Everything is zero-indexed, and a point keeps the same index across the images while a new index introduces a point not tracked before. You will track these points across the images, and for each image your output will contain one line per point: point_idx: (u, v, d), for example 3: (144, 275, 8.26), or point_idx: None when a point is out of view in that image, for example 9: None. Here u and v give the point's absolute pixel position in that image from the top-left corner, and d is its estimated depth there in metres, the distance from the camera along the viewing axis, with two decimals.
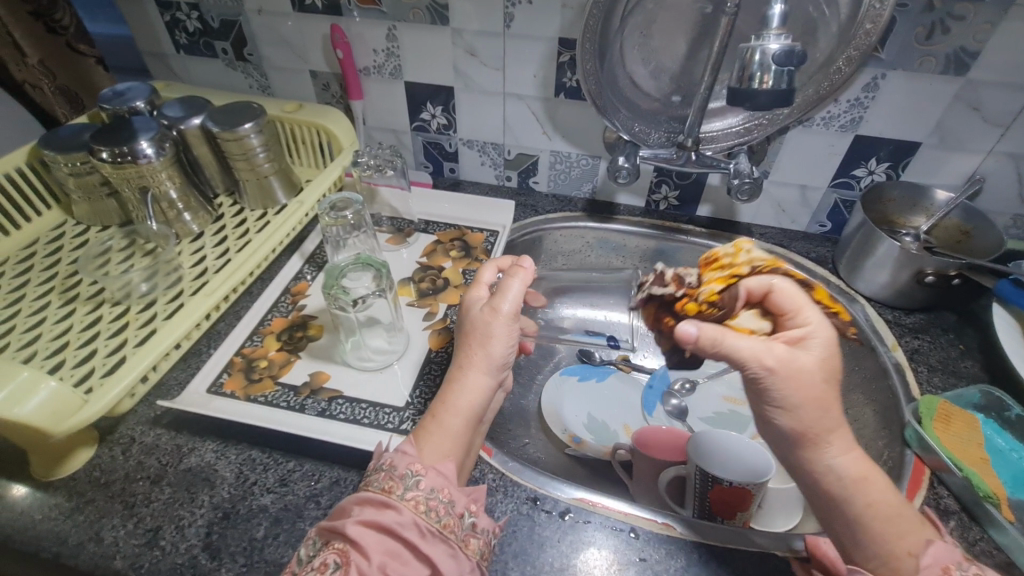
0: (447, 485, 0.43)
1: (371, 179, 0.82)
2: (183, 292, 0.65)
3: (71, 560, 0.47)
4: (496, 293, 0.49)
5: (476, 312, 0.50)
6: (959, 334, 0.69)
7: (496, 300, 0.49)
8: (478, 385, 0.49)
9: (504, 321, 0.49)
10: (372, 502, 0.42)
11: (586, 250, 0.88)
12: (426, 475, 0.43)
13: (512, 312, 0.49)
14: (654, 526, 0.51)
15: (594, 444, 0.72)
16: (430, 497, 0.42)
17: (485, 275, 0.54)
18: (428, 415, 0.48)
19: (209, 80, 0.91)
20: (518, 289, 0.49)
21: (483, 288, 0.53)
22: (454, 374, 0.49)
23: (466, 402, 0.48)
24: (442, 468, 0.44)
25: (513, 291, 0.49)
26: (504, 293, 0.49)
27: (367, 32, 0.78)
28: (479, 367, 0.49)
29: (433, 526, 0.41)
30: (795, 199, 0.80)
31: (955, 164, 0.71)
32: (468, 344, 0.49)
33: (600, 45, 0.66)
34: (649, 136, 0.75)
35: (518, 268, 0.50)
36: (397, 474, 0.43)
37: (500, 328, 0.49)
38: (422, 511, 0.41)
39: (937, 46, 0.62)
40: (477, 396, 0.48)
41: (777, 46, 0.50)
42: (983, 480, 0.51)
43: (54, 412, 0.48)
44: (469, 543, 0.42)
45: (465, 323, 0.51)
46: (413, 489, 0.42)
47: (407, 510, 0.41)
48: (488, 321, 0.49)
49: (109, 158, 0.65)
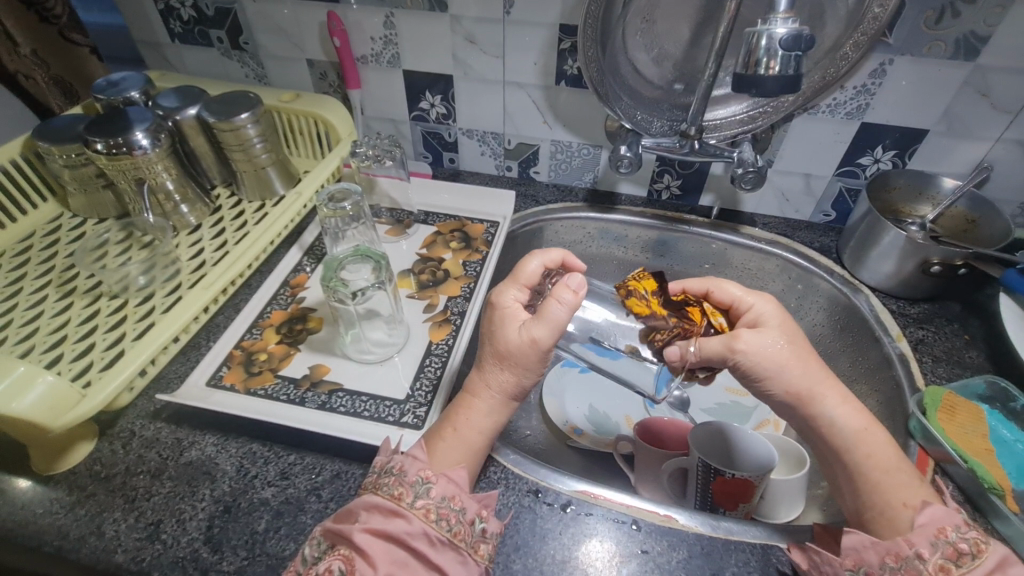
0: (458, 493, 0.43)
1: (370, 169, 0.82)
2: (180, 285, 0.64)
3: (72, 554, 0.47)
4: (536, 317, 0.46)
5: (512, 335, 0.47)
6: (965, 324, 0.68)
7: (535, 329, 0.46)
8: (499, 407, 0.49)
9: (540, 352, 0.46)
10: (380, 509, 0.42)
11: (587, 240, 0.87)
12: (437, 483, 0.43)
13: (549, 341, 0.46)
14: (657, 518, 0.50)
15: (594, 435, 0.72)
16: (441, 505, 0.42)
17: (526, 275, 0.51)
18: (447, 424, 0.49)
19: (206, 69, 0.90)
20: (564, 321, 0.46)
21: (515, 295, 0.50)
22: (478, 390, 0.49)
23: (490, 420, 0.49)
24: (454, 476, 0.44)
25: (557, 322, 0.46)
26: (546, 319, 0.46)
27: (365, 20, 0.77)
28: (504, 388, 0.48)
29: (444, 535, 0.41)
30: (799, 188, 0.79)
31: (962, 151, 0.70)
32: (498, 366, 0.48)
33: (602, 32, 0.65)
34: (652, 124, 0.73)
35: (566, 289, 0.46)
36: (408, 480, 0.43)
37: (535, 356, 0.47)
38: (432, 520, 0.41)
39: (946, 31, 0.61)
40: (497, 415, 0.49)
41: (784, 30, 0.49)
42: (987, 472, 0.51)
43: (53, 406, 0.47)
44: (479, 549, 0.42)
45: (497, 344, 0.48)
46: (424, 498, 0.42)
47: (417, 519, 0.41)
48: (524, 351, 0.46)
49: (105, 149, 0.64)
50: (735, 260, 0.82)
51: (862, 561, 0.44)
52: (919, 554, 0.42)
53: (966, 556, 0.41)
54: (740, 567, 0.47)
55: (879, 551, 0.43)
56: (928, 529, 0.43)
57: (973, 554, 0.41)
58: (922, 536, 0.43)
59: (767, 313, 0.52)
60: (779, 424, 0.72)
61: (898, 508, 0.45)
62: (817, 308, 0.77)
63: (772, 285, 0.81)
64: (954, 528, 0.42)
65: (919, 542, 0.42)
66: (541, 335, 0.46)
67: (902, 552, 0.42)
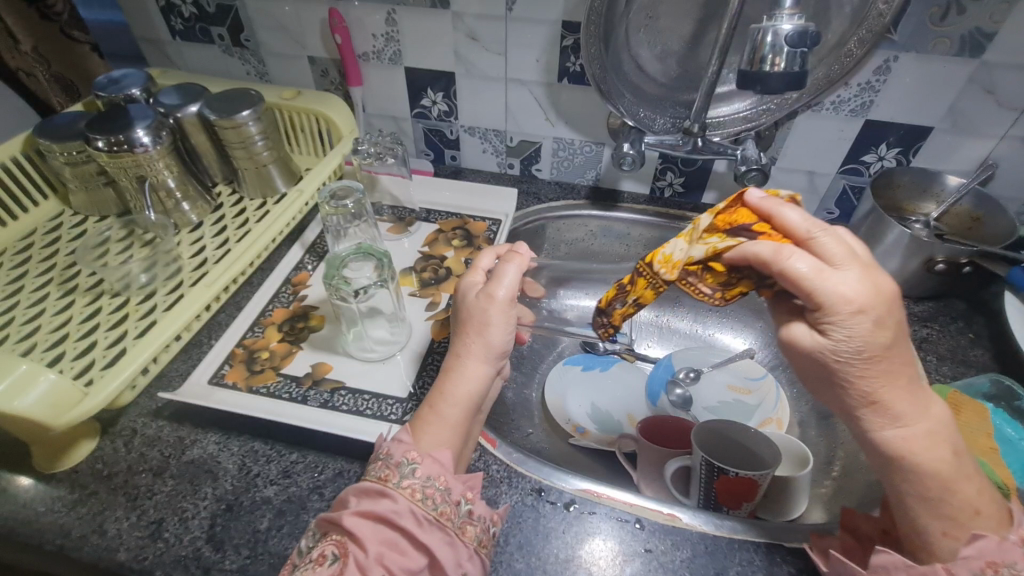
0: (443, 473, 0.43)
1: (372, 167, 0.81)
2: (182, 282, 0.64)
3: (75, 552, 0.47)
4: (492, 279, 0.49)
5: (472, 299, 0.49)
6: (970, 322, 0.68)
7: (491, 286, 0.48)
8: (477, 374, 0.48)
9: (500, 307, 0.48)
10: (367, 492, 0.42)
11: (590, 238, 0.87)
12: (422, 463, 0.43)
13: (508, 297, 0.48)
14: (660, 517, 0.50)
15: (598, 433, 0.72)
16: (427, 485, 0.42)
17: (481, 261, 0.54)
18: (426, 405, 0.48)
19: (206, 67, 0.89)
20: (514, 274, 0.49)
21: (477, 273, 0.52)
22: (451, 363, 0.49)
23: (465, 391, 0.47)
24: (439, 456, 0.44)
25: (510, 276, 0.48)
26: (500, 277, 0.49)
27: (366, 17, 0.76)
28: (478, 356, 0.48)
29: (429, 514, 0.41)
30: (802, 185, 0.79)
31: (967, 149, 0.70)
32: (465, 335, 0.49)
33: (605, 29, 0.64)
34: (655, 122, 0.73)
35: (514, 254, 0.51)
36: (394, 462, 0.43)
37: (497, 313, 0.48)
38: (418, 499, 0.41)
39: (952, 28, 0.60)
40: (475, 384, 0.47)
41: (790, 26, 0.49)
42: (992, 470, 0.52)
43: (54, 404, 0.47)
44: (466, 530, 0.42)
45: (461, 313, 0.50)
46: (409, 478, 0.42)
47: (403, 498, 0.41)
48: (483, 306, 0.48)
49: (105, 146, 0.64)
50: None
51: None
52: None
53: None
54: (744, 566, 0.47)
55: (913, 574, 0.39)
56: (975, 562, 0.38)
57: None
58: (968, 567, 0.38)
59: (847, 313, 0.37)
60: (782, 422, 0.71)
61: (940, 536, 0.40)
62: None
63: None
64: (1011, 561, 0.37)
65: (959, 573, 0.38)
66: (499, 294, 0.48)
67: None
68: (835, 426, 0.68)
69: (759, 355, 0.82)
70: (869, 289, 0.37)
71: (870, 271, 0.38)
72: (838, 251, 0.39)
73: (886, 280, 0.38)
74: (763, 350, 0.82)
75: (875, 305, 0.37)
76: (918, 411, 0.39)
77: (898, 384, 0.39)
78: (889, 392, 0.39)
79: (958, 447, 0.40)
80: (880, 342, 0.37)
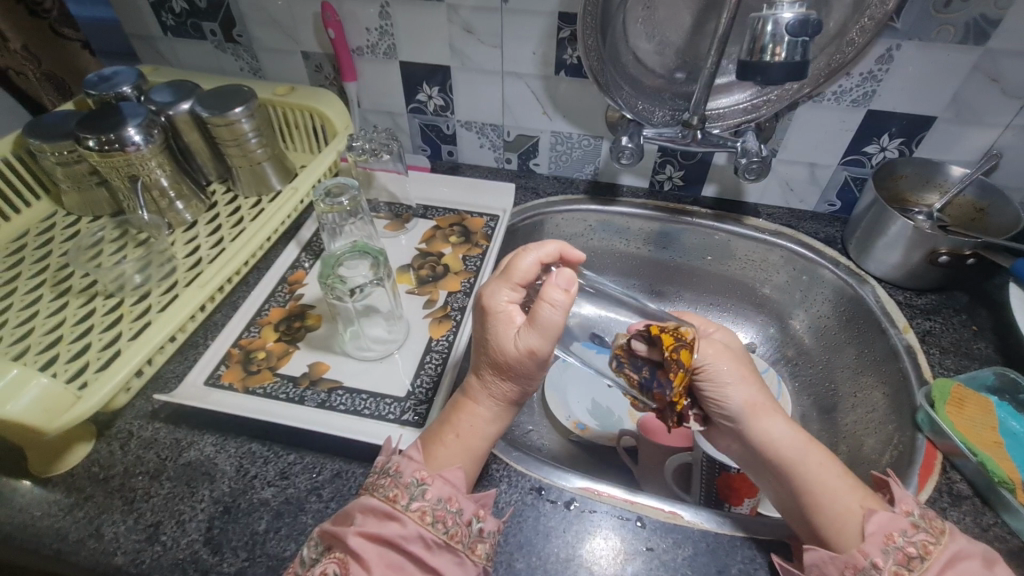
0: (455, 494, 0.43)
1: (368, 163, 0.80)
2: (177, 283, 0.63)
3: (72, 556, 0.47)
4: (531, 327, 0.43)
5: (508, 343, 0.44)
6: (973, 314, 0.67)
7: (532, 341, 0.43)
8: (499, 411, 0.48)
9: (539, 361, 0.44)
10: (374, 513, 0.41)
11: (589, 233, 0.86)
12: (432, 484, 0.43)
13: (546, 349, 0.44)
14: (662, 515, 0.50)
15: (598, 430, 0.71)
16: (437, 506, 0.42)
17: (522, 268, 0.47)
18: (443, 433, 0.48)
19: (199, 63, 0.88)
20: (559, 329, 0.43)
21: (510, 292, 0.47)
22: (476, 397, 0.48)
23: (489, 427, 0.48)
24: (450, 477, 0.44)
25: (553, 331, 0.43)
26: (540, 325, 0.43)
27: (359, 10, 0.75)
28: (503, 396, 0.48)
29: (439, 538, 0.41)
30: (804, 177, 0.78)
31: (971, 139, 0.69)
32: (494, 374, 0.46)
33: (602, 19, 0.63)
34: (654, 115, 0.71)
35: (555, 290, 0.42)
36: (402, 482, 0.43)
37: (534, 367, 0.45)
38: (428, 522, 0.41)
39: (956, 14, 0.59)
40: (498, 420, 0.49)
41: (791, 15, 0.48)
42: (998, 466, 0.50)
43: (47, 408, 0.47)
44: (476, 549, 0.42)
45: (491, 352, 0.46)
46: (419, 499, 0.42)
47: (411, 522, 0.41)
48: (523, 361, 0.44)
49: (96, 146, 0.63)
50: (738, 252, 0.81)
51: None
52: (874, 563, 0.41)
53: (916, 561, 0.40)
54: (746, 564, 0.47)
55: (838, 565, 0.42)
56: (878, 537, 0.42)
57: (922, 557, 0.40)
58: (874, 544, 0.42)
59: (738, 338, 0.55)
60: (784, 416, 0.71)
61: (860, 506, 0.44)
62: (823, 299, 0.76)
63: (777, 277, 0.81)
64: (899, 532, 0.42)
65: (872, 551, 0.41)
66: (536, 345, 0.44)
67: (858, 565, 0.41)
68: (838, 419, 0.69)
69: (760, 350, 0.82)
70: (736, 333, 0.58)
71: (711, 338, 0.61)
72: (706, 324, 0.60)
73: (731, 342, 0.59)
74: (765, 345, 0.82)
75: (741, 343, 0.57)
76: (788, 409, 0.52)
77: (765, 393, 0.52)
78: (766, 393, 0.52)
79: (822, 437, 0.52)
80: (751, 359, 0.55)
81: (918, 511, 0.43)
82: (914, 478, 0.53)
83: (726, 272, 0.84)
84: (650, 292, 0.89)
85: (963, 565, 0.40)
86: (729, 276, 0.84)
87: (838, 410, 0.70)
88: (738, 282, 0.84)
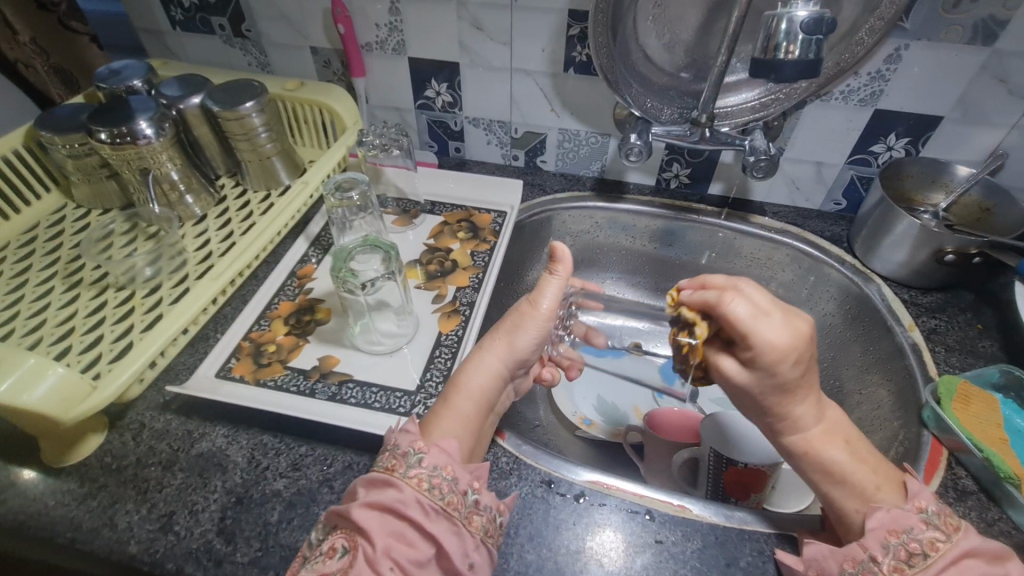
0: (450, 462, 0.43)
1: (377, 158, 0.81)
2: (187, 276, 0.64)
3: (86, 545, 0.47)
4: (536, 290, 0.53)
5: (517, 304, 0.54)
6: (978, 313, 0.68)
7: (535, 296, 0.53)
8: (493, 371, 0.52)
9: (539, 316, 0.53)
10: (377, 483, 0.42)
11: (596, 230, 0.86)
12: (428, 453, 0.43)
13: (548, 308, 0.52)
14: (671, 508, 0.50)
15: (604, 426, 0.73)
16: (433, 474, 0.42)
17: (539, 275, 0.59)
18: (440, 397, 0.50)
19: (207, 58, 0.88)
20: (557, 290, 0.52)
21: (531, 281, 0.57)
22: (474, 357, 0.52)
23: (477, 384, 0.50)
24: (445, 446, 0.44)
25: (551, 292, 0.52)
26: (541, 289, 0.52)
27: (369, 6, 0.75)
28: (500, 353, 0.52)
29: (436, 503, 0.41)
30: (810, 176, 0.78)
31: (977, 139, 0.69)
32: (497, 332, 0.53)
33: (613, 17, 0.63)
34: (662, 112, 0.71)
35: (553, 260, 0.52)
36: (401, 452, 0.43)
37: (533, 322, 0.52)
38: (425, 489, 0.41)
39: (964, 15, 0.60)
40: (489, 381, 0.51)
41: (805, 13, 0.48)
42: (1004, 462, 0.51)
43: (63, 398, 0.47)
44: (473, 520, 0.42)
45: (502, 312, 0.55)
46: (415, 467, 0.42)
47: (409, 488, 0.41)
48: (523, 313, 0.53)
49: (108, 138, 0.63)
50: (744, 250, 0.82)
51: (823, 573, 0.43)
52: (873, 557, 0.41)
53: (918, 556, 0.40)
54: (754, 557, 0.47)
55: (837, 559, 0.43)
56: (878, 532, 0.42)
57: (926, 554, 0.40)
58: (874, 538, 0.42)
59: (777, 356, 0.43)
60: None
61: (854, 513, 0.45)
62: (828, 298, 0.77)
63: (782, 275, 0.81)
64: (908, 528, 0.42)
65: (871, 545, 0.42)
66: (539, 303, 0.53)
67: (857, 557, 0.42)
68: (843, 416, 0.70)
69: None
70: (791, 333, 0.43)
71: (789, 314, 0.44)
72: (763, 299, 0.45)
73: (804, 322, 0.44)
74: None
75: (798, 348, 0.43)
76: (816, 416, 0.47)
77: (785, 406, 0.46)
78: (799, 408, 0.46)
79: (851, 437, 0.47)
80: (794, 377, 0.44)
81: (931, 508, 0.43)
82: (920, 474, 0.53)
83: (732, 270, 0.84)
84: (655, 289, 0.89)
85: (968, 563, 0.39)
86: (735, 274, 0.84)
87: (843, 407, 0.71)
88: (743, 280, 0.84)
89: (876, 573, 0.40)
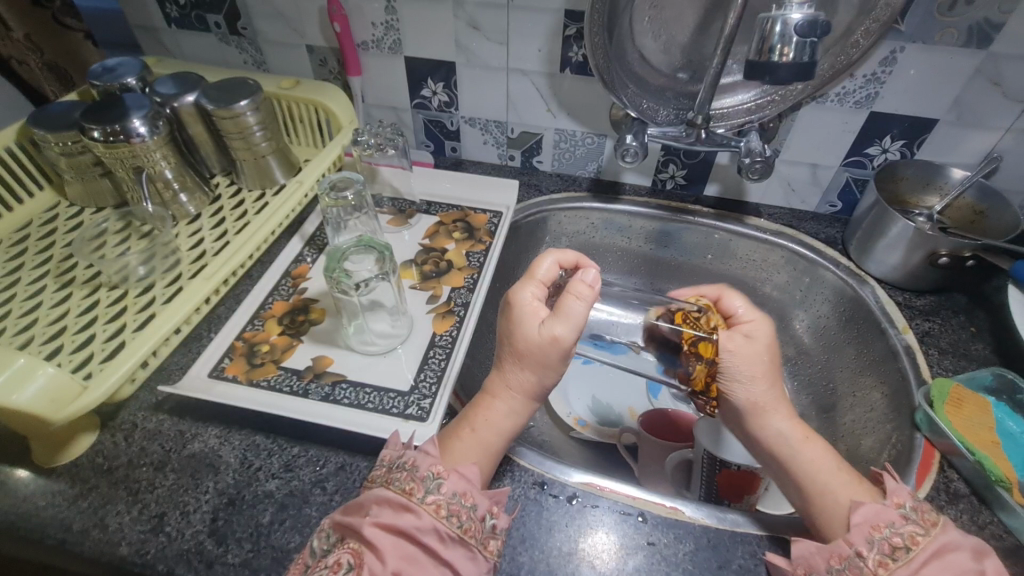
0: (470, 489, 0.43)
1: (373, 158, 0.80)
2: (181, 275, 0.63)
3: (76, 546, 0.47)
4: (556, 314, 0.47)
5: (530, 330, 0.48)
6: (971, 315, 0.68)
7: (554, 324, 0.47)
8: (520, 408, 0.50)
9: (560, 350, 0.47)
10: (391, 504, 0.41)
11: (592, 231, 0.86)
12: (447, 478, 0.43)
13: (568, 335, 0.47)
14: (664, 511, 0.50)
15: (598, 426, 0.73)
16: (452, 501, 0.42)
17: (540, 269, 0.52)
18: (462, 428, 0.49)
19: (202, 56, 0.88)
20: (583, 313, 0.46)
21: (535, 284, 0.51)
22: (497, 390, 0.50)
23: (508, 424, 0.50)
24: (465, 472, 0.44)
25: (577, 314, 0.46)
26: (565, 315, 0.47)
27: (365, 4, 0.75)
28: (526, 390, 0.50)
29: (454, 531, 0.41)
30: (806, 178, 0.79)
31: (972, 141, 0.69)
32: (519, 365, 0.49)
33: (609, 18, 0.63)
34: (659, 113, 0.72)
35: (581, 285, 0.47)
36: (419, 476, 0.43)
37: (558, 356, 0.48)
38: (443, 515, 0.41)
39: (960, 18, 0.60)
40: (518, 417, 0.50)
41: (800, 15, 0.48)
42: (995, 465, 0.51)
43: (53, 398, 0.47)
44: (488, 545, 0.42)
45: (516, 342, 0.49)
46: (435, 493, 0.42)
47: (428, 514, 0.41)
48: (546, 349, 0.47)
49: (101, 137, 0.63)
50: (739, 251, 0.82)
51: (810, 571, 0.43)
52: (859, 553, 0.42)
53: (900, 550, 0.41)
54: (746, 559, 0.47)
55: (824, 556, 0.43)
56: (863, 528, 0.43)
57: (908, 548, 0.41)
58: (859, 533, 0.43)
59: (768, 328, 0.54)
60: None
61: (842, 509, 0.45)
62: (822, 299, 0.77)
63: (777, 277, 0.81)
64: (888, 522, 0.42)
65: (856, 541, 0.42)
66: (561, 333, 0.47)
67: (843, 554, 0.42)
68: (837, 418, 0.70)
69: None
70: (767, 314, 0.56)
71: None
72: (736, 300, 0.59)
73: None
74: None
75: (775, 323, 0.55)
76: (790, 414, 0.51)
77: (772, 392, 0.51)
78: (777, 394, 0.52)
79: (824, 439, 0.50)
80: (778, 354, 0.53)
81: (909, 505, 0.43)
82: (912, 475, 0.54)
83: (727, 272, 0.84)
84: (650, 290, 0.89)
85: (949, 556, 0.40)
86: (730, 275, 0.85)
87: (836, 409, 0.71)
88: (738, 282, 0.85)
89: (861, 568, 0.41)
